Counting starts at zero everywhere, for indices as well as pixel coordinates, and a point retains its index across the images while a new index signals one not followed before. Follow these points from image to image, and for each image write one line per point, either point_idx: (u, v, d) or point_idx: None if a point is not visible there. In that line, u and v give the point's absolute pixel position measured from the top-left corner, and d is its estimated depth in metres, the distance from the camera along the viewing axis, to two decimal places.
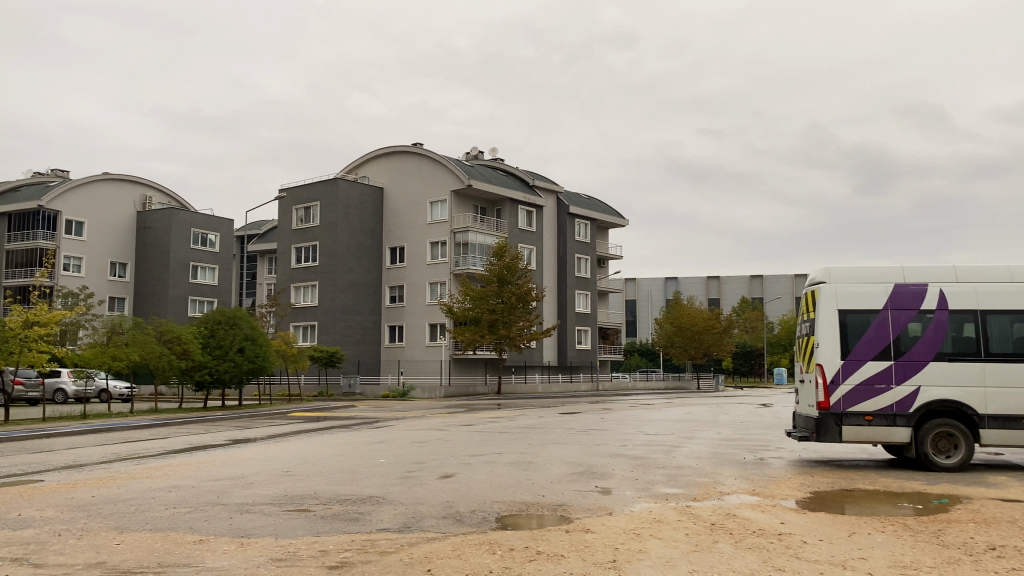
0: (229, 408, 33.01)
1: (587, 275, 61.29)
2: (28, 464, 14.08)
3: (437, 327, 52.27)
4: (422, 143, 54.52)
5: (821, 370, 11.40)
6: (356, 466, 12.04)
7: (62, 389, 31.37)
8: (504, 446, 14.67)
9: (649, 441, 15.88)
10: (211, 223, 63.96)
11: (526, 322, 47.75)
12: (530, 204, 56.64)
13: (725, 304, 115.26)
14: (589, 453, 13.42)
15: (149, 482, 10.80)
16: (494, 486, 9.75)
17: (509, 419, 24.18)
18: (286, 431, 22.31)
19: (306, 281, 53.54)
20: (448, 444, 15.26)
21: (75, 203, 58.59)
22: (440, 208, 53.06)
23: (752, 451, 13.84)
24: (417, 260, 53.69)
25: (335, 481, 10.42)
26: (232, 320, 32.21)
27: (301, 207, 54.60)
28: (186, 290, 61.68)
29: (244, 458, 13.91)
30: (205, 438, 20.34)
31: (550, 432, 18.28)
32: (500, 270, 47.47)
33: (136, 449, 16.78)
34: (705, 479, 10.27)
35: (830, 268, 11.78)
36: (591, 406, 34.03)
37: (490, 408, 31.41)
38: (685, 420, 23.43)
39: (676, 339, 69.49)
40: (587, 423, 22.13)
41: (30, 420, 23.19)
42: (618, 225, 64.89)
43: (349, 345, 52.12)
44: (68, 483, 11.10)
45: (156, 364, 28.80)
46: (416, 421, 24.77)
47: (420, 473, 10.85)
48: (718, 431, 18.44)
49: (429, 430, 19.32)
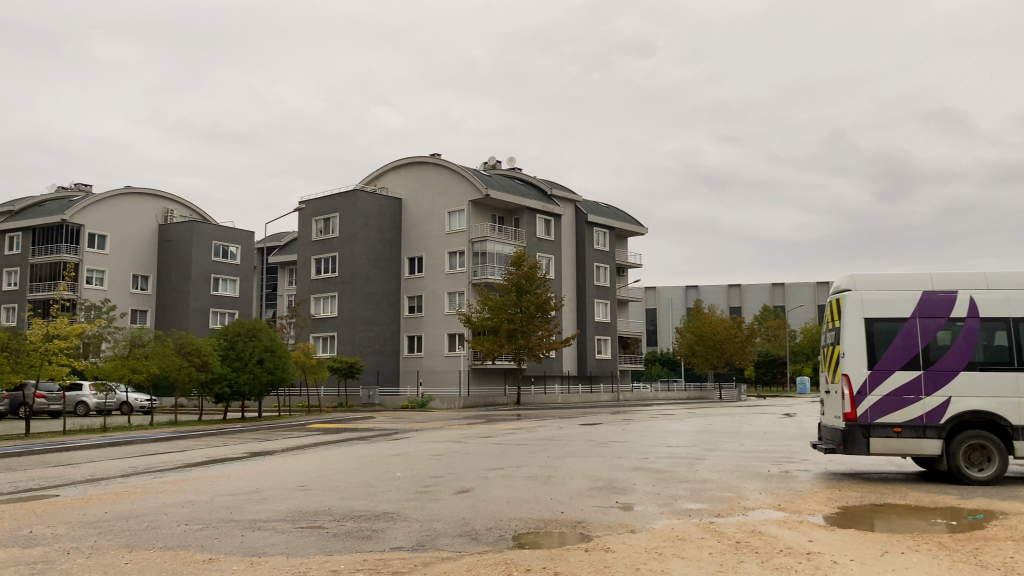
0: (249, 419, 33.02)
1: (606, 283, 60.98)
2: (46, 478, 14.04)
3: (456, 337, 52.15)
4: (440, 153, 54.56)
5: (846, 381, 11.09)
6: (372, 480, 11.88)
7: (84, 401, 31.57)
8: (523, 459, 14.44)
9: (670, 453, 15.59)
10: (231, 235, 64.39)
11: (544, 331, 47.51)
12: (548, 213, 56.48)
13: (747, 312, 114.36)
14: (609, 466, 13.17)
15: (164, 497, 10.69)
16: (513, 501, 9.53)
17: (528, 430, 23.93)
18: (304, 443, 22.23)
19: (326, 292, 53.67)
20: (465, 456, 15.08)
21: (97, 217, 59.20)
22: (458, 218, 53.01)
23: (777, 463, 13.51)
24: (436, 270, 53.67)
25: (350, 496, 10.23)
26: (251, 331, 32.23)
27: (320, 218, 54.81)
28: (207, 302, 62.01)
29: (261, 472, 13.78)
30: (224, 450, 20.30)
31: (570, 444, 18.03)
32: (518, 279, 47.31)
33: (153, 462, 16.73)
34: (728, 493, 9.99)
35: (854, 275, 11.46)
36: (611, 416, 33.74)
37: (510, 419, 31.15)
38: (708, 431, 23.07)
39: (697, 348, 68.88)
40: (608, 435, 21.85)
41: (50, 433, 23.29)
42: (637, 233, 64.55)
43: (369, 356, 52.10)
44: (84, 498, 11.02)
45: (176, 376, 28.87)
46: (434, 432, 24.60)
47: (436, 487, 10.66)
48: (741, 443, 18.09)
49: (448, 442, 19.14)
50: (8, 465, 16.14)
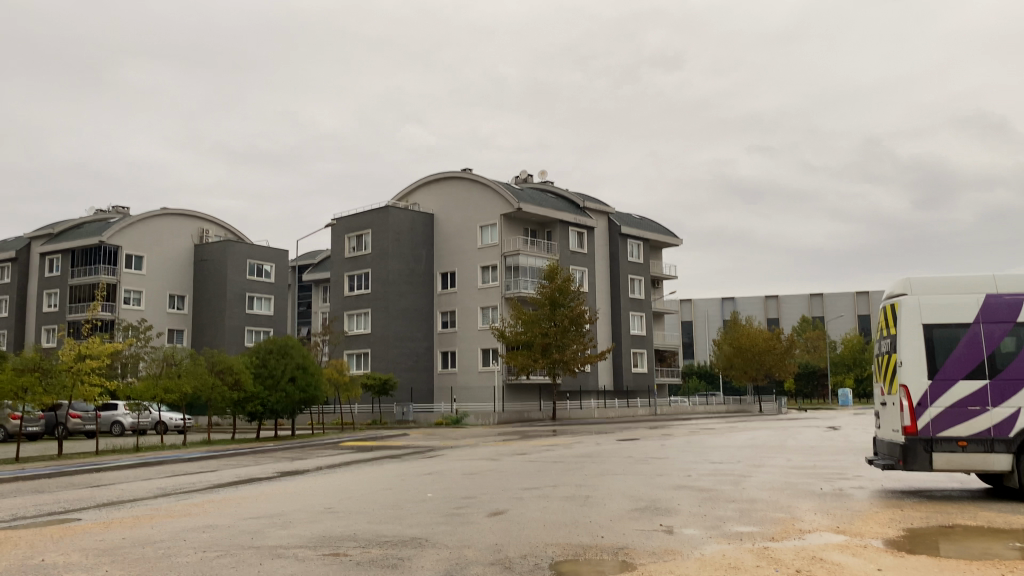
0: (282, 438, 32.77)
1: (641, 296, 60.15)
2: (74, 500, 13.82)
3: (490, 352, 51.64)
4: (471, 168, 54.35)
5: (905, 391, 10.36)
6: (401, 501, 11.38)
7: (119, 421, 31.63)
8: (560, 477, 13.86)
9: (714, 470, 14.89)
10: (266, 254, 64.77)
11: (579, 345, 46.81)
12: (581, 225, 55.91)
13: (785, 323, 112.39)
14: (651, 485, 12.52)
15: (186, 521, 10.29)
16: (549, 524, 8.95)
17: (564, 446, 23.29)
18: (335, 462, 21.87)
19: (359, 308, 53.60)
20: (498, 475, 14.53)
21: (134, 238, 59.94)
22: (490, 232, 52.69)
23: (830, 480, 12.75)
24: (468, 285, 53.32)
25: (377, 519, 9.73)
26: (283, 349, 31.97)
27: (353, 235, 54.87)
28: (242, 321, 62.26)
29: (289, 493, 13.39)
30: (254, 469, 20.03)
31: (608, 461, 17.36)
32: (551, 292, 46.72)
33: (181, 483, 16.45)
34: (781, 514, 9.30)
35: (910, 279, 10.74)
36: (650, 431, 32.93)
37: (545, 435, 30.51)
38: (751, 446, 22.30)
39: (735, 360, 67.55)
40: (647, 451, 21.16)
41: (83, 453, 23.22)
42: (672, 245, 63.69)
43: (402, 372, 51.78)
44: (105, 522, 10.67)
45: (208, 395, 28.75)
46: (468, 450, 24.14)
47: (468, 509, 10.10)
48: (788, 458, 17.28)
49: (482, 460, 18.63)
50: (38, 486, 15.99)
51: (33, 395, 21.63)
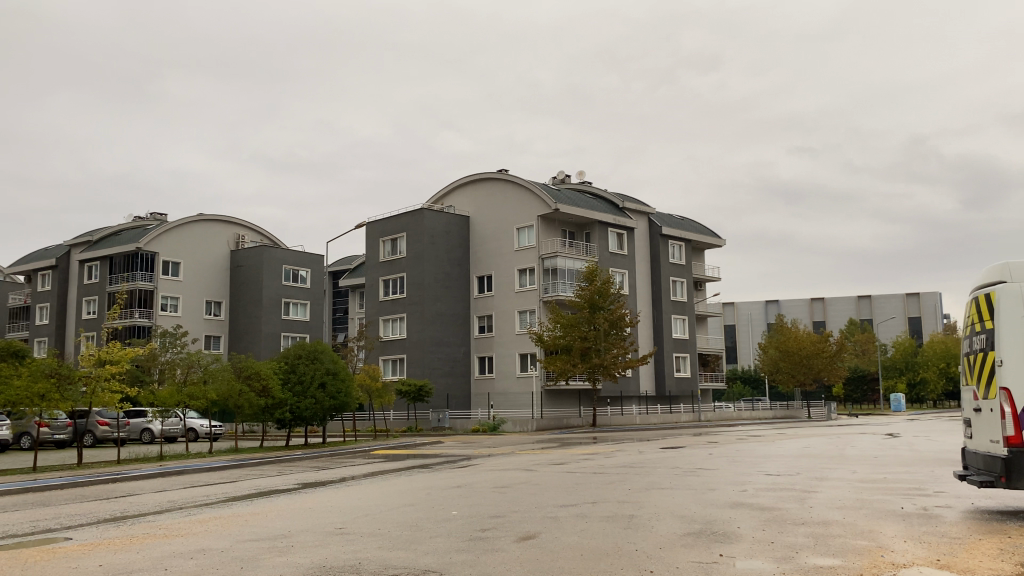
0: (312, 445, 31.86)
1: (683, 298, 58.37)
2: (74, 515, 12.82)
3: (527, 357, 50.30)
4: (507, 169, 53.13)
5: (1007, 396, 8.81)
6: (421, 520, 10.15)
7: (149, 428, 31.06)
8: (599, 492, 12.45)
9: (772, 485, 13.33)
10: (303, 259, 64.41)
11: (619, 349, 45.24)
12: (621, 226, 54.30)
13: (831, 326, 109.20)
14: (702, 502, 11.06)
15: (178, 543, 9.17)
16: (588, 554, 7.62)
17: (605, 455, 21.85)
18: (363, 471, 20.79)
19: (394, 313, 52.67)
20: (533, 489, 13.19)
21: (172, 245, 59.90)
22: (527, 234, 51.45)
23: (909, 497, 11.18)
24: (505, 288, 52.07)
25: (389, 545, 8.51)
26: (312, 354, 31.07)
27: (388, 239, 54.04)
28: (278, 326, 61.89)
29: (303, 509, 12.23)
30: (275, 480, 19.00)
31: (651, 473, 15.86)
32: (591, 295, 45.21)
33: (193, 496, 15.38)
34: (864, 542, 7.83)
35: (1008, 263, 9.16)
36: (694, 439, 31.33)
37: (585, 443, 28.98)
38: (807, 456, 20.67)
39: (782, 365, 65.22)
40: (694, 461, 19.62)
41: (104, 463, 22.42)
42: (715, 246, 61.87)
43: (438, 378, 50.64)
44: (91, 543, 9.58)
45: (235, 401, 27.93)
46: (503, 458, 22.87)
47: (494, 533, 8.83)
48: (852, 470, 15.61)
49: (518, 470, 17.40)
50: (45, 499, 15.08)
51: (51, 402, 20.77)
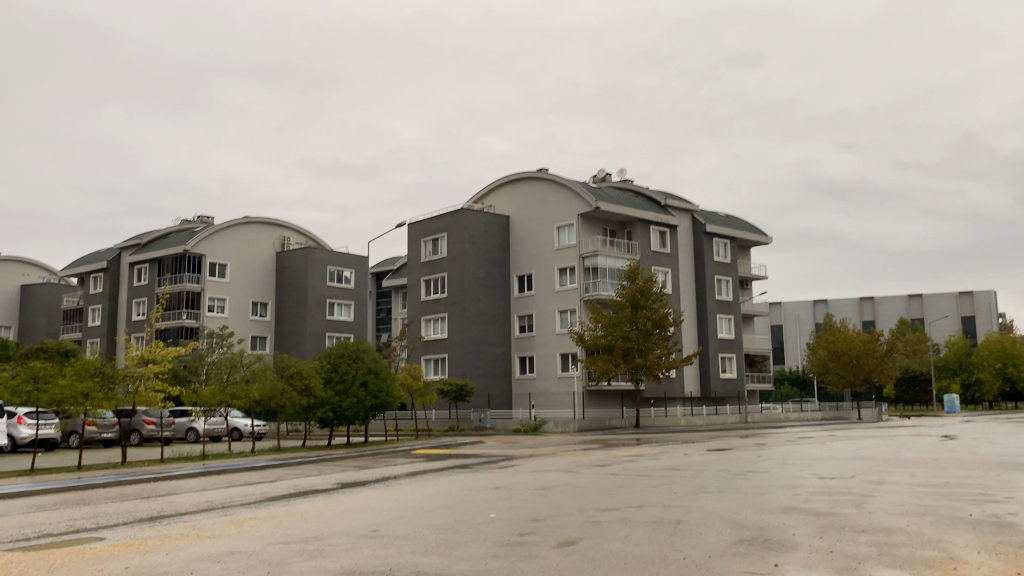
0: (355, 444, 31.80)
1: (729, 297, 57.27)
2: (111, 514, 12.74)
3: (569, 357, 49.72)
4: (548, 167, 52.67)
5: None
6: (459, 523, 9.79)
7: (194, 428, 31.31)
8: (644, 495, 11.94)
9: (828, 488, 12.68)
10: (346, 260, 64.76)
11: (663, 349, 44.41)
12: (663, 224, 53.46)
13: (882, 325, 106.53)
14: (752, 507, 10.51)
15: (210, 545, 8.94)
16: (633, 561, 7.16)
17: (650, 457, 21.27)
18: (405, 471, 20.56)
19: (436, 313, 52.58)
20: (575, 491, 12.73)
21: (218, 247, 60.64)
22: (568, 233, 50.92)
23: (977, 503, 10.50)
24: (546, 288, 51.60)
25: (424, 549, 8.16)
26: (354, 353, 31.05)
27: (429, 240, 54.01)
28: (322, 327, 62.27)
29: (339, 510, 11.96)
30: (316, 480, 18.84)
31: (698, 475, 15.27)
32: (632, 294, 44.46)
33: (232, 495, 15.22)
34: (933, 552, 7.24)
35: None
36: (742, 440, 30.57)
37: (629, 444, 28.32)
38: (862, 458, 19.85)
39: (831, 365, 63.68)
40: (743, 463, 18.97)
41: (147, 462, 22.53)
42: (762, 243, 60.60)
43: (480, 377, 50.41)
44: (123, 544, 9.40)
45: (278, 400, 27.97)
46: (545, 459, 22.47)
47: (534, 538, 8.42)
48: (912, 474, 14.83)
49: (561, 471, 17.01)
50: (85, 498, 15.08)
51: (95, 400, 20.88)
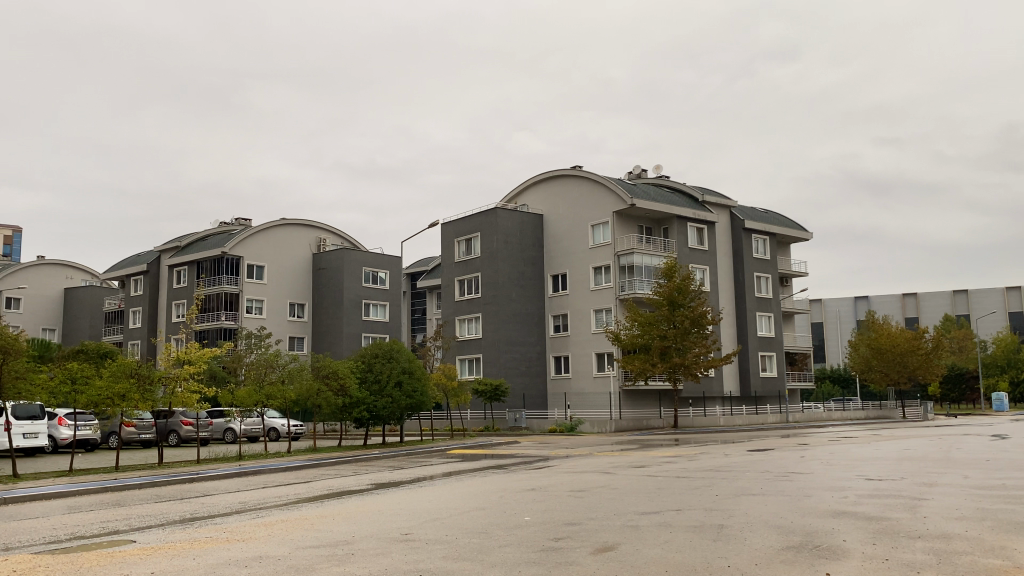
0: (390, 444, 31.73)
1: (768, 295, 56.31)
2: (145, 515, 12.69)
3: (605, 356, 49.20)
4: (581, 165, 52.21)
5: None
6: (492, 527, 9.50)
7: (232, 428, 31.51)
8: (683, 498, 11.54)
9: (876, 491, 12.16)
10: (381, 261, 64.97)
11: (701, 348, 43.72)
12: (700, 221, 52.68)
13: (926, 322, 104.21)
14: (797, 511, 10.07)
15: (237, 549, 8.76)
16: (674, 569, 6.80)
17: (689, 458, 20.80)
18: (440, 471, 20.36)
19: (470, 313, 52.43)
20: (611, 494, 12.38)
21: (255, 249, 61.15)
22: (602, 231, 50.42)
23: None
24: (581, 287, 51.16)
25: (456, 555, 7.88)
26: (389, 353, 30.97)
27: (463, 239, 53.88)
28: (358, 327, 62.48)
29: (370, 512, 11.76)
30: (350, 481, 18.71)
31: (740, 477, 14.82)
32: (669, 292, 43.87)
33: (265, 497, 15.10)
34: (997, 560, 6.78)
35: None
36: (783, 440, 29.90)
37: (666, 444, 27.87)
38: (909, 458, 19.21)
39: (874, 363, 62.28)
40: (784, 464, 18.43)
41: (184, 462, 22.62)
42: (801, 239, 59.49)
43: (515, 377, 50.13)
44: (151, 547, 9.26)
45: (314, 401, 27.96)
46: (582, 460, 22.14)
47: (570, 543, 8.09)
48: (964, 475, 14.24)
49: (597, 473, 16.69)
50: (120, 499, 15.07)
51: (132, 400, 20.94)
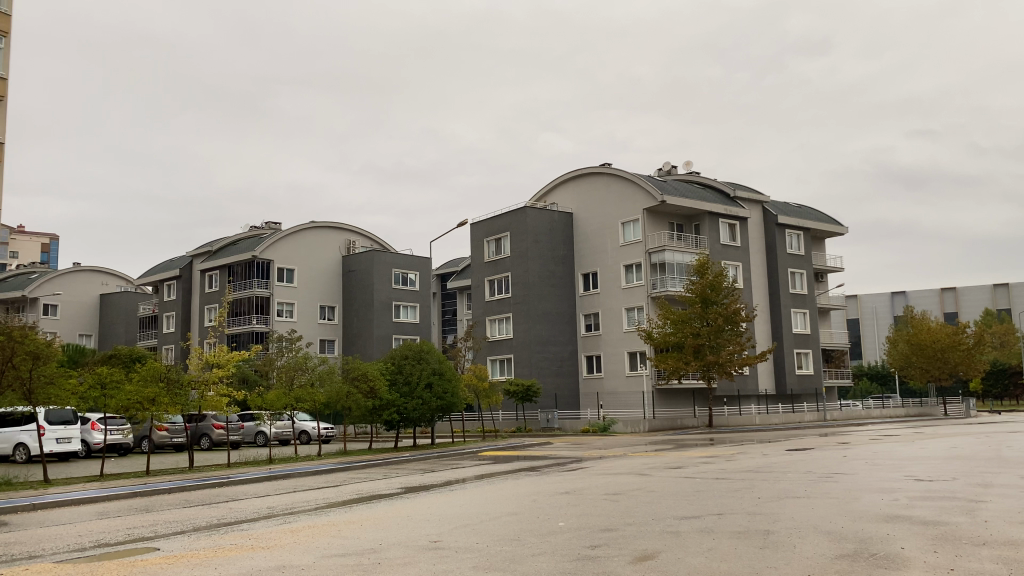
0: (421, 446, 31.48)
1: (804, 291, 55.27)
2: (171, 521, 12.45)
3: (637, 355, 48.56)
4: (611, 162, 51.61)
5: None
6: (525, 533, 9.09)
7: (263, 431, 31.55)
8: (725, 501, 11.01)
9: (930, 492, 11.53)
10: (411, 262, 64.88)
11: (735, 346, 42.88)
12: (733, 216, 51.78)
13: (965, 316, 101.88)
14: (848, 514, 9.51)
15: (261, 558, 8.44)
16: None
17: (727, 458, 20.20)
18: (473, 474, 19.99)
19: (500, 313, 52.08)
20: (649, 497, 11.89)
21: (286, 252, 61.35)
22: (632, 228, 49.78)
23: None
24: (612, 286, 50.59)
25: (487, 564, 7.47)
26: (419, 354, 30.69)
27: (492, 239, 53.56)
28: (389, 329, 62.45)
29: (400, 517, 11.42)
30: (381, 484, 18.41)
31: (783, 478, 14.24)
32: (702, 289, 43.13)
33: (294, 502, 14.82)
34: None
35: None
36: (823, 439, 29.08)
37: (702, 444, 27.23)
38: (959, 456, 18.43)
39: (913, 359, 60.82)
40: (827, 463, 17.79)
41: (215, 466, 22.56)
42: (836, 234, 58.31)
43: (546, 377, 49.71)
44: (174, 556, 8.98)
45: (344, 403, 27.80)
46: (617, 461, 21.66)
47: (608, 552, 7.64)
48: (1021, 475, 13.53)
49: (633, 474, 16.19)
50: (147, 505, 14.86)
51: (161, 405, 20.79)
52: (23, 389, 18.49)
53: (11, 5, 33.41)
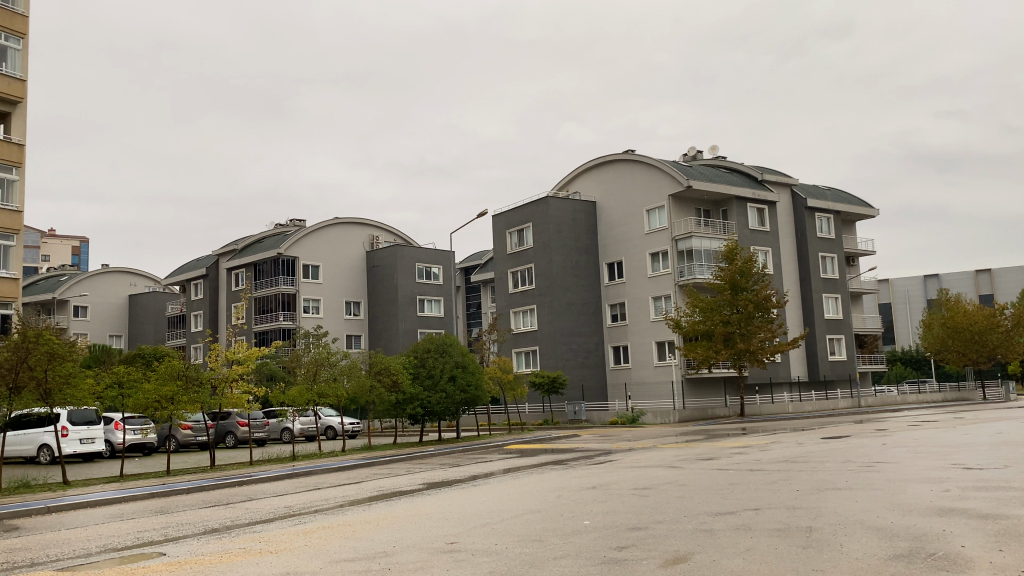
0: (445, 440, 31.05)
1: (835, 275, 54.08)
2: (184, 522, 12.04)
3: (665, 345, 47.75)
4: (634, 148, 50.67)
5: None
6: (548, 534, 8.50)
7: (289, 428, 31.36)
8: (760, 496, 10.31)
9: (982, 482, 10.77)
10: (435, 256, 64.52)
11: (766, 333, 41.89)
12: (761, 201, 50.62)
13: (1002, 298, 99.20)
14: (895, 509, 8.81)
15: (267, 565, 7.92)
16: None
17: (760, 448, 19.47)
18: (496, 468, 19.45)
19: (525, 305, 51.48)
20: (680, 491, 11.23)
21: (310, 248, 61.17)
22: (658, 215, 48.91)
23: None
24: (638, 275, 49.75)
25: (505, 569, 6.89)
26: (442, 347, 30.19)
27: (515, 230, 52.92)
28: (414, 323, 62.17)
29: (418, 517, 10.87)
30: (401, 480, 17.88)
31: (821, 468, 13.50)
32: (731, 276, 42.17)
33: (312, 500, 14.34)
34: None
35: None
36: (859, 426, 28.18)
37: (733, 434, 26.41)
38: (1006, 443, 17.48)
39: (949, 343, 59.22)
40: (866, 452, 16.98)
41: (236, 464, 22.30)
42: (868, 216, 56.91)
43: (573, 369, 49.09)
44: (176, 562, 8.48)
45: (366, 398, 27.41)
46: (646, 453, 21.02)
47: (637, 554, 7.03)
48: None
49: (664, 467, 15.55)
50: (161, 506, 14.47)
51: (180, 403, 20.40)
52: (40, 389, 18.20)
53: (27, 6, 33.35)
